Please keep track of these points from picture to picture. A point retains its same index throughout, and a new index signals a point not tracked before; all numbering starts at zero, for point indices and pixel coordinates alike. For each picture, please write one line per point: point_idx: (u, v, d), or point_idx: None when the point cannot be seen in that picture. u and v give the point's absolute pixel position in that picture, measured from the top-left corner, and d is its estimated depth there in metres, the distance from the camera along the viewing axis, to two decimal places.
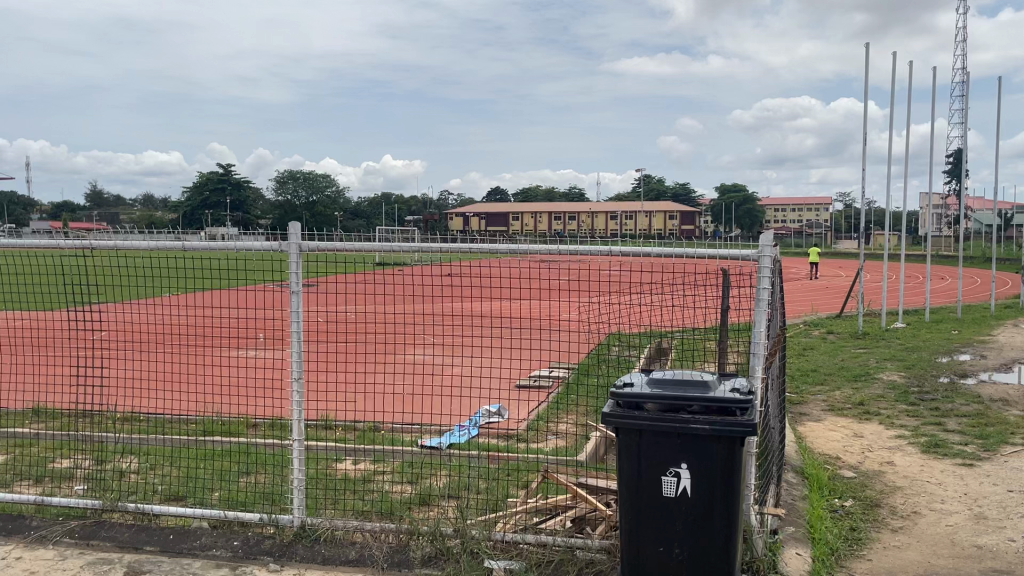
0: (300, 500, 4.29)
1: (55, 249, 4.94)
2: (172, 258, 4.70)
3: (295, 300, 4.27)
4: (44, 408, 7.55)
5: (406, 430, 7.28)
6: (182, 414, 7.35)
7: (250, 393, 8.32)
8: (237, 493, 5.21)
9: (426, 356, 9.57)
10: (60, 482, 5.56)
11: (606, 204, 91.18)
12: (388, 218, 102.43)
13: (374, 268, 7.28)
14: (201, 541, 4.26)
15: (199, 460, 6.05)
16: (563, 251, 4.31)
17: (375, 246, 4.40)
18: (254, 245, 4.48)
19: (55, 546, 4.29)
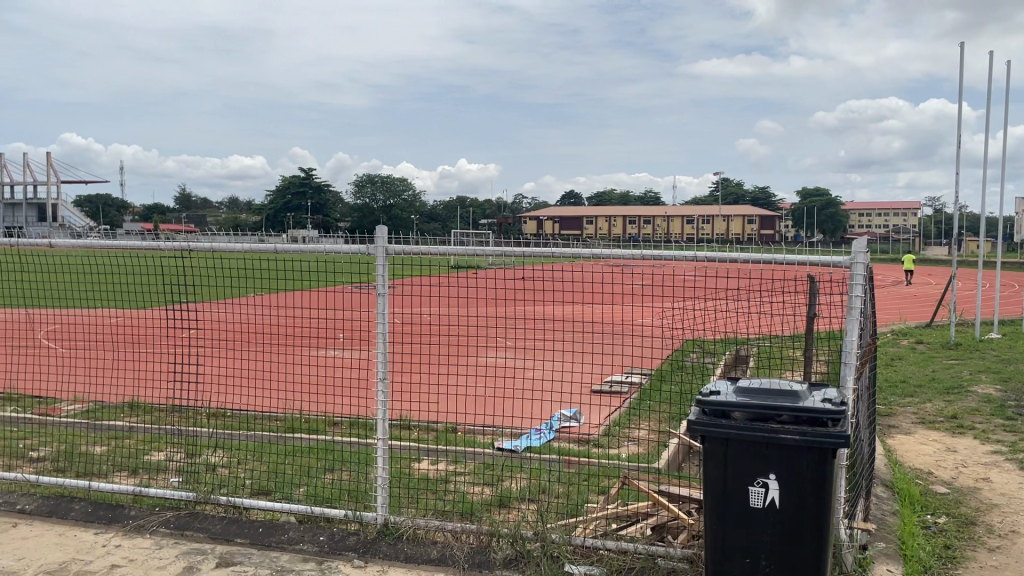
0: (384, 498, 4.37)
1: (154, 250, 5.15)
2: (264, 261, 4.81)
3: (381, 301, 4.35)
4: (139, 403, 7.91)
5: (484, 432, 7.35)
6: (269, 411, 7.61)
7: (334, 391, 8.55)
8: (321, 490, 5.36)
9: (501, 359, 9.63)
10: (157, 474, 5.81)
11: (680, 208, 90.02)
12: (462, 221, 103.37)
13: (451, 271, 7.37)
14: (289, 535, 4.38)
15: (284, 457, 6.24)
16: (644, 257, 4.26)
17: (460, 250, 4.43)
18: (342, 248, 4.56)
19: (151, 536, 4.47)
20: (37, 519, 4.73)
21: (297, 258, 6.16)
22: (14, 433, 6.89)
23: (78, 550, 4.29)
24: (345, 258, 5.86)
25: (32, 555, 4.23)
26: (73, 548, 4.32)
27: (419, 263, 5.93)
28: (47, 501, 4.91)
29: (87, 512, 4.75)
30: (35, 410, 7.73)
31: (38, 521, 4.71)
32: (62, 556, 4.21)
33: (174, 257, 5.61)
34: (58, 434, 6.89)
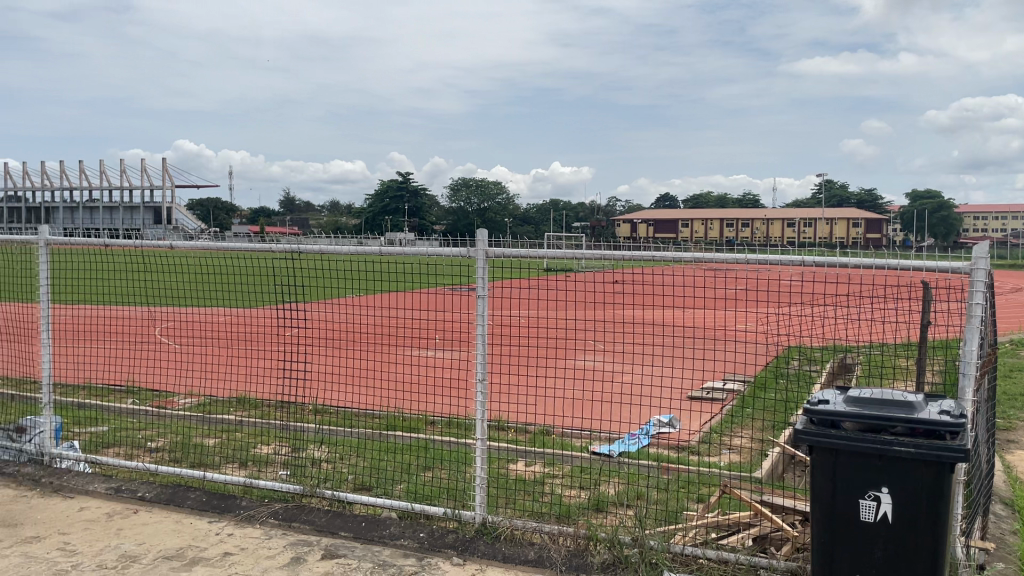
0: (483, 498, 4.43)
1: (263, 252, 5.29)
2: (368, 263, 4.88)
3: (481, 304, 4.38)
4: (247, 398, 8.28)
5: (578, 436, 7.35)
6: (370, 409, 7.85)
7: (432, 391, 8.74)
8: (420, 488, 5.49)
9: (595, 364, 9.62)
10: (264, 467, 6.06)
11: (777, 211, 87.58)
12: (554, 224, 103.51)
13: (545, 274, 7.38)
14: (390, 530, 4.49)
15: (383, 454, 6.42)
16: (747, 261, 4.14)
17: (560, 253, 4.41)
18: (443, 251, 4.62)
19: (261, 525, 4.67)
20: (156, 507, 5.00)
21: (398, 260, 6.30)
22: (135, 424, 7.31)
23: (194, 537, 4.52)
24: (446, 261, 5.96)
25: (151, 540, 4.48)
26: (189, 535, 4.55)
27: (516, 266, 5.98)
28: (165, 489, 5.18)
29: (202, 501, 4.98)
30: (153, 402, 8.20)
31: (156, 508, 4.98)
32: (179, 543, 4.44)
33: (284, 258, 5.81)
34: (174, 425, 7.29)
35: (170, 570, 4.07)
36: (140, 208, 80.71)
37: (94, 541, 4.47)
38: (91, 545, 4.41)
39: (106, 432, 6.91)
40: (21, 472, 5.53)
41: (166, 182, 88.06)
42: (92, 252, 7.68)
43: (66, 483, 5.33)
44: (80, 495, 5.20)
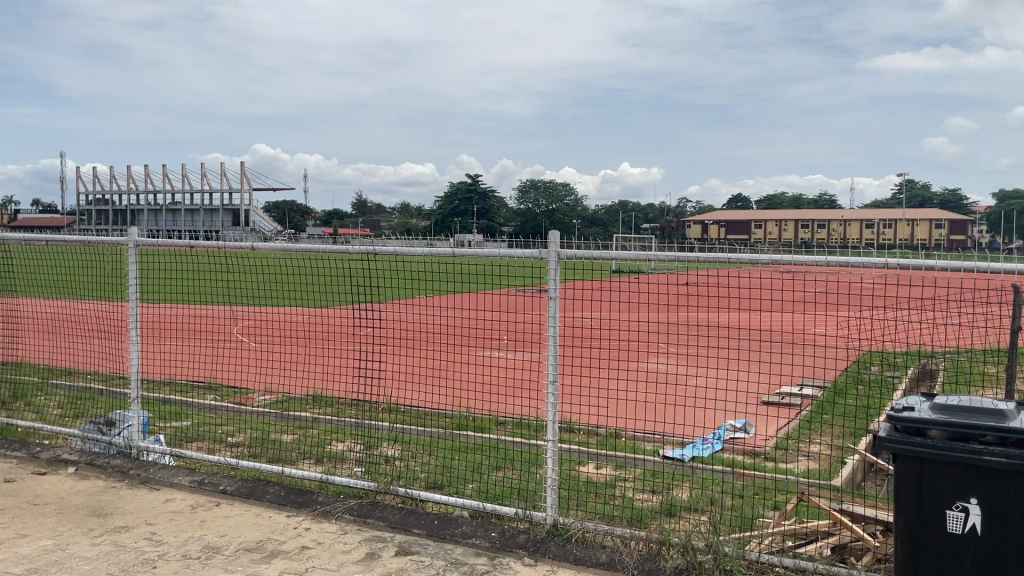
0: (554, 499, 4.44)
1: (338, 254, 5.39)
2: (442, 265, 4.93)
3: (553, 306, 4.37)
4: (322, 396, 8.49)
5: (648, 439, 7.31)
6: (440, 408, 7.95)
7: (503, 391, 8.79)
8: (490, 487, 5.55)
9: (665, 367, 9.55)
10: (339, 464, 6.21)
11: (854, 212, 85.15)
12: (623, 226, 102.87)
13: (613, 276, 7.33)
14: (462, 529, 4.54)
15: (454, 453, 6.50)
16: (827, 264, 4.03)
17: (632, 254, 4.33)
18: (515, 253, 4.62)
19: (337, 521, 4.77)
20: (237, 500, 5.17)
21: (470, 262, 6.35)
22: (216, 419, 7.56)
23: (273, 530, 4.65)
24: (518, 263, 5.99)
25: (232, 532, 4.62)
26: (268, 528, 4.68)
27: (587, 269, 5.97)
28: (246, 483, 5.34)
29: (280, 496, 5.13)
30: (233, 399, 8.48)
31: (238, 501, 5.15)
32: (259, 535, 4.57)
33: (360, 260, 5.91)
34: (252, 421, 7.51)
35: (251, 561, 4.20)
36: (218, 211, 83.30)
37: (178, 531, 4.64)
38: (176, 535, 4.58)
39: (189, 426, 7.16)
40: (110, 463, 5.77)
41: (243, 186, 90.62)
42: (178, 253, 7.96)
43: (152, 475, 5.54)
44: (165, 487, 5.41)
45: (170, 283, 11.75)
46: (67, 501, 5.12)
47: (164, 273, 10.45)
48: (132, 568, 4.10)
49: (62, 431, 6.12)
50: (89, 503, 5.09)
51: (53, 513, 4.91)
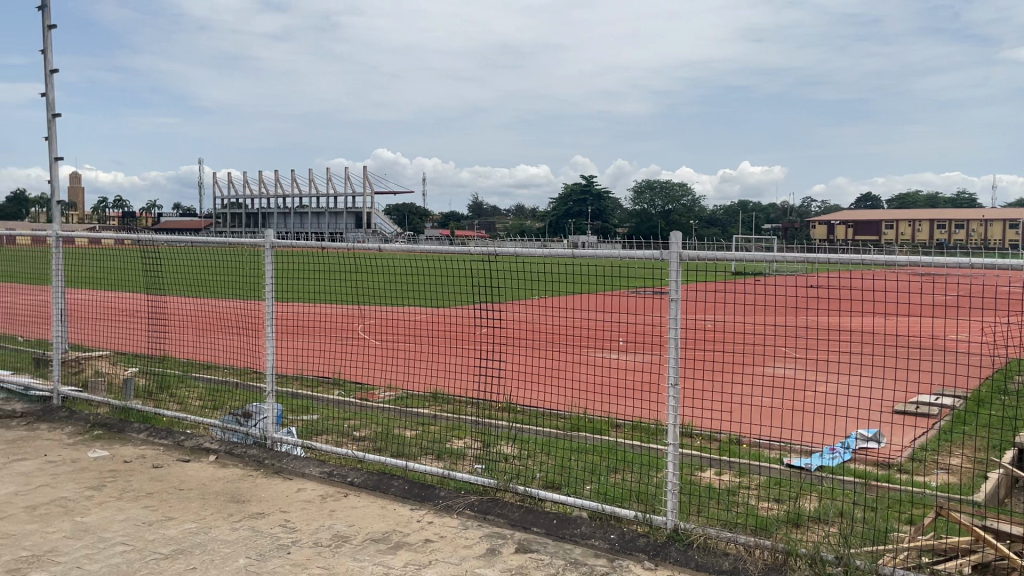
0: (674, 504, 4.38)
1: (461, 254, 5.40)
2: (563, 266, 4.84)
3: (675, 308, 4.29)
4: (441, 395, 8.70)
5: (771, 447, 7.14)
6: (557, 409, 8.01)
7: (621, 394, 8.75)
8: (609, 489, 5.55)
9: (791, 373, 9.28)
10: (459, 461, 6.36)
11: (997, 211, 79.68)
12: (744, 227, 100.06)
13: (733, 276, 7.09)
14: (582, 529, 4.55)
15: (571, 453, 6.55)
16: (975, 266, 3.75)
17: (761, 254, 4.14)
18: (638, 254, 4.54)
19: (459, 516, 4.89)
20: (364, 491, 5.37)
21: (591, 264, 6.33)
22: (342, 414, 7.89)
23: (398, 522, 4.81)
24: (639, 264, 5.92)
25: (360, 522, 4.81)
26: (393, 520, 4.85)
27: (712, 269, 5.82)
28: (371, 476, 5.54)
29: (404, 489, 5.29)
30: (357, 394, 8.81)
31: (364, 493, 5.35)
32: (385, 526, 4.74)
33: (480, 261, 5.96)
34: (376, 417, 7.79)
35: (377, 551, 4.36)
36: (342, 213, 86.45)
37: (310, 520, 4.87)
38: (308, 523, 4.80)
39: (317, 420, 7.49)
40: (247, 453, 6.12)
41: (365, 189, 93.64)
42: (310, 253, 8.30)
43: (286, 465, 5.83)
44: (297, 477, 5.68)
45: (301, 283, 12.33)
46: (209, 487, 5.47)
47: (296, 275, 10.96)
48: (268, 553, 4.33)
49: (204, 421, 6.52)
50: (228, 490, 5.41)
51: (197, 498, 5.25)
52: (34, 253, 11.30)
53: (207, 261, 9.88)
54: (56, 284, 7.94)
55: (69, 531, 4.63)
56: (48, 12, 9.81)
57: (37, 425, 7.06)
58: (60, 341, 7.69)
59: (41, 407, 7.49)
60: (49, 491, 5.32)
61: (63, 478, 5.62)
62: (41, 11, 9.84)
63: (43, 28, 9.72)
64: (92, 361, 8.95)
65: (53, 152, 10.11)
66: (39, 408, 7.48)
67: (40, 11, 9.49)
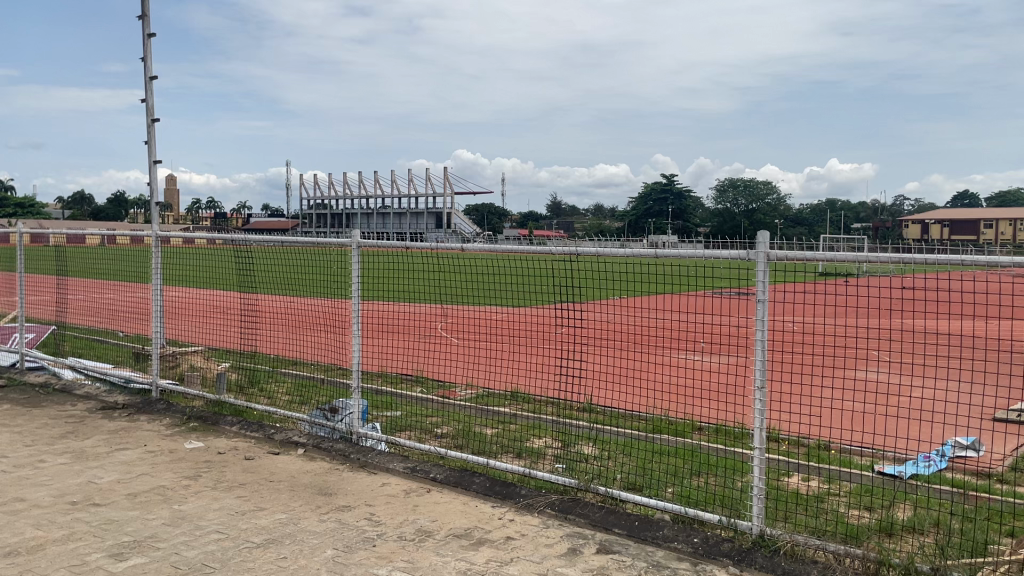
0: (760, 509, 4.30)
1: (544, 254, 5.40)
2: (646, 266, 4.79)
3: (762, 310, 4.20)
4: (520, 394, 8.75)
5: (859, 453, 6.94)
6: (637, 411, 7.96)
7: (703, 398, 8.64)
8: (691, 492, 5.48)
9: (881, 378, 8.99)
10: (539, 460, 6.38)
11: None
12: (833, 227, 96.99)
13: (821, 276, 6.88)
14: (664, 532, 4.51)
15: (652, 455, 6.50)
16: None
17: (852, 253, 3.99)
18: (723, 253, 4.44)
19: (540, 515, 4.91)
20: (446, 488, 5.45)
21: (675, 265, 6.24)
22: (424, 411, 8.02)
23: (479, 519, 4.86)
24: (723, 265, 5.82)
25: (443, 518, 4.88)
26: (475, 516, 4.90)
27: (801, 269, 5.66)
28: (453, 472, 5.62)
29: (485, 487, 5.34)
30: (438, 392, 8.94)
31: (446, 490, 5.43)
32: (467, 523, 4.79)
33: (561, 261, 5.94)
34: (457, 414, 7.88)
35: (460, 547, 4.41)
36: (423, 212, 87.71)
37: (395, 514, 4.97)
38: (393, 517, 4.90)
39: (400, 417, 7.64)
40: (334, 447, 6.28)
41: (446, 189, 94.68)
42: (393, 253, 8.45)
43: (371, 460, 5.97)
44: (381, 472, 5.81)
45: (385, 282, 12.58)
46: (298, 479, 5.64)
47: (380, 276, 11.19)
48: (355, 545, 4.44)
49: (293, 416, 6.73)
50: (316, 482, 5.57)
51: (286, 489, 5.42)
52: (134, 252, 11.85)
53: (296, 261, 10.18)
54: (155, 282, 8.32)
55: (167, 519, 4.84)
56: (147, 21, 10.30)
57: (137, 417, 7.42)
58: (158, 337, 8.05)
59: (142, 399, 7.85)
60: (149, 480, 5.58)
61: (161, 467, 5.88)
62: (140, 21, 10.34)
63: (142, 36, 10.20)
64: (188, 355, 9.33)
65: (152, 155, 10.60)
66: (139, 400, 7.85)
67: (141, 20, 9.96)
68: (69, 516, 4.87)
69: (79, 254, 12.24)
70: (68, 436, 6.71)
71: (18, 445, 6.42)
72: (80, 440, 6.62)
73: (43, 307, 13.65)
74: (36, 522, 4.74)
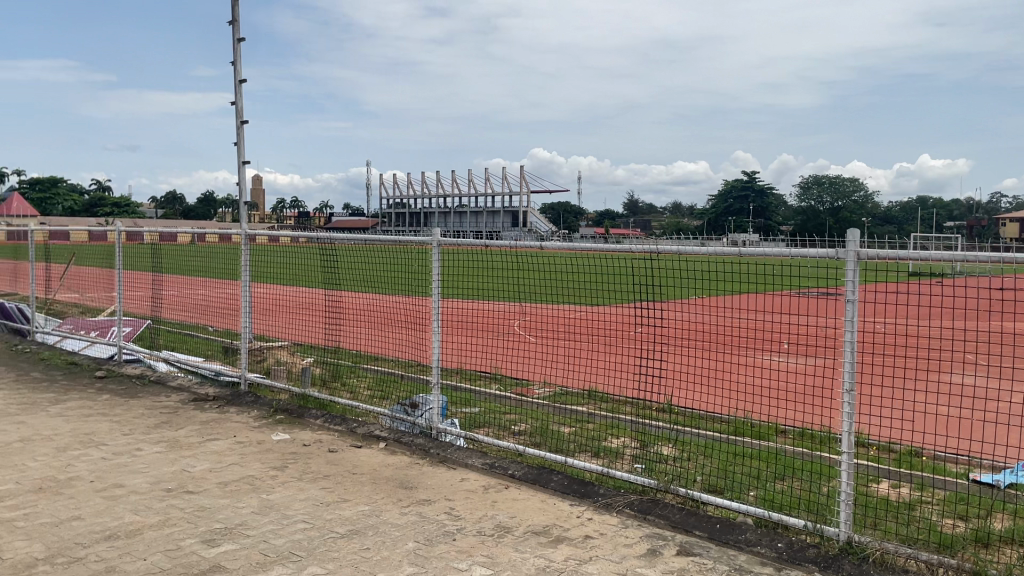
0: (848, 516, 4.17)
1: (626, 252, 5.36)
2: (730, 265, 4.69)
3: (851, 312, 4.07)
4: (598, 393, 8.72)
5: (951, 461, 6.69)
6: (718, 413, 7.84)
7: (786, 402, 8.46)
8: (774, 496, 5.36)
9: (975, 384, 8.64)
10: (617, 459, 6.33)
11: None
12: (924, 225, 93.25)
13: (915, 276, 6.62)
14: (747, 536, 4.42)
15: (732, 458, 6.39)
16: None
17: (949, 254, 3.83)
18: (810, 251, 4.32)
19: (618, 515, 4.88)
20: (525, 485, 5.47)
21: (760, 264, 6.11)
22: (501, 408, 8.07)
23: (558, 517, 4.86)
24: (811, 263, 5.67)
25: (522, 515, 4.90)
26: (554, 514, 4.91)
27: (893, 268, 5.45)
28: (532, 469, 5.65)
29: (564, 485, 5.34)
30: (515, 390, 8.99)
31: (525, 486, 5.45)
32: (545, 520, 4.81)
33: (642, 260, 5.88)
34: (534, 412, 7.91)
35: (539, 544, 4.43)
36: (500, 211, 88.14)
37: (474, 509, 5.01)
38: (472, 512, 4.95)
39: (478, 413, 7.71)
40: (414, 441, 6.39)
41: (523, 188, 94.96)
42: (472, 251, 8.54)
43: (450, 455, 6.05)
44: (461, 467, 5.87)
45: (464, 280, 12.71)
46: (379, 472, 5.75)
47: (460, 274, 11.31)
48: (435, 539, 4.51)
49: (375, 410, 6.87)
50: (398, 476, 5.67)
51: (368, 482, 5.54)
52: (224, 250, 12.27)
53: (377, 259, 10.36)
54: (244, 279, 8.61)
55: (257, 507, 5.01)
56: (237, 25, 10.65)
57: (227, 408, 7.70)
58: (247, 332, 8.32)
59: (231, 392, 8.14)
60: (239, 470, 5.79)
61: (250, 457, 6.09)
62: (231, 26, 10.71)
63: (233, 41, 10.57)
64: (274, 350, 9.61)
65: (241, 156, 10.97)
66: (229, 393, 8.14)
67: (232, 25, 10.30)
68: (165, 502, 5.09)
69: (174, 251, 12.77)
70: (163, 426, 7.01)
71: (117, 434, 6.74)
72: (174, 430, 6.90)
73: (139, 302, 14.28)
74: (135, 507, 4.97)
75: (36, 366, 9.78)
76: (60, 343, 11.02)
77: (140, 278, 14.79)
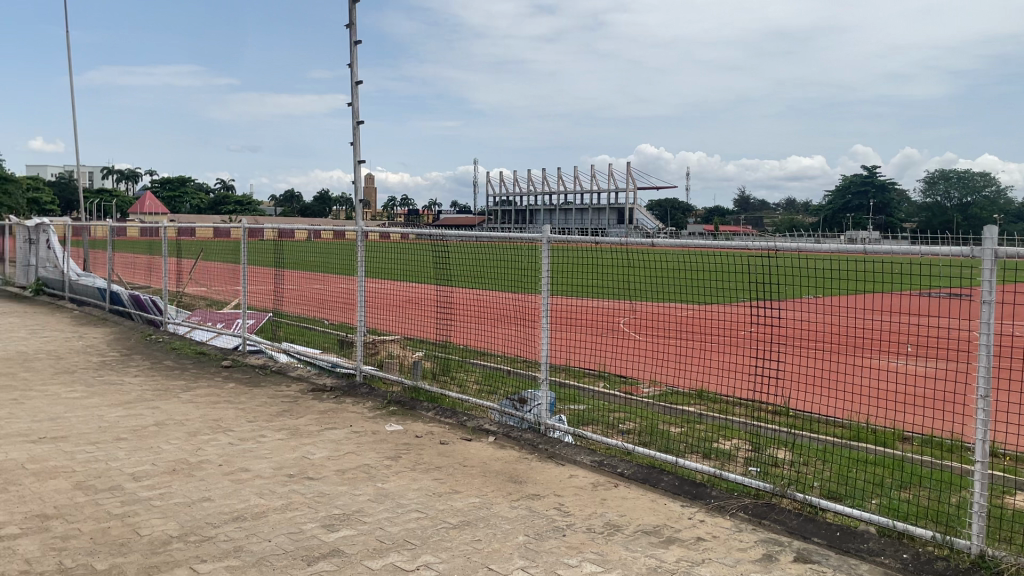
0: (981, 528, 3.95)
1: (744, 250, 5.20)
2: (852, 264, 4.51)
3: (987, 314, 3.84)
4: (708, 394, 8.56)
5: None
6: (835, 416, 7.58)
7: (909, 409, 8.11)
8: (897, 505, 5.13)
9: None
10: (729, 461, 6.20)
11: None
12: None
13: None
14: (870, 545, 4.25)
15: (851, 463, 6.16)
16: None
17: None
18: (941, 250, 4.09)
19: (731, 518, 4.78)
20: (634, 484, 5.43)
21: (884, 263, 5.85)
22: (609, 406, 8.04)
23: (669, 518, 4.80)
24: (943, 262, 5.38)
25: (632, 514, 4.87)
26: (665, 514, 4.85)
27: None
28: (641, 468, 5.59)
29: (674, 485, 5.28)
30: (623, 388, 8.94)
31: (634, 485, 5.42)
32: (656, 520, 4.76)
33: (758, 258, 5.73)
34: (643, 411, 7.83)
35: (650, 543, 4.40)
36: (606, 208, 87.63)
37: (584, 506, 5.01)
38: (581, 509, 4.95)
39: (585, 410, 7.71)
40: (523, 437, 6.45)
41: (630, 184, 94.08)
42: (582, 248, 8.52)
43: (559, 451, 6.06)
44: (570, 464, 5.89)
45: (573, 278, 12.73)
46: (489, 466, 5.84)
47: (569, 271, 11.33)
48: (545, 533, 4.53)
49: (484, 404, 6.97)
50: (507, 470, 5.74)
51: (478, 475, 5.63)
52: (340, 247, 12.71)
53: (487, 257, 10.49)
54: (359, 275, 8.89)
55: (373, 495, 5.17)
56: (354, 29, 11.01)
57: (343, 399, 7.98)
58: (361, 325, 8.58)
59: (347, 383, 8.43)
60: (355, 458, 6.00)
61: (365, 446, 6.30)
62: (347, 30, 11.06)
63: (349, 43, 10.92)
64: (387, 344, 9.89)
65: (357, 155, 11.34)
66: (345, 384, 8.42)
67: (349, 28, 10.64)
68: (287, 487, 5.33)
69: (293, 248, 13.31)
70: (284, 414, 7.33)
71: (242, 421, 7.10)
72: (294, 418, 7.20)
73: (261, 296, 14.97)
74: (260, 491, 5.23)
75: (168, 355, 10.41)
76: (190, 334, 11.68)
77: (263, 274, 15.50)
